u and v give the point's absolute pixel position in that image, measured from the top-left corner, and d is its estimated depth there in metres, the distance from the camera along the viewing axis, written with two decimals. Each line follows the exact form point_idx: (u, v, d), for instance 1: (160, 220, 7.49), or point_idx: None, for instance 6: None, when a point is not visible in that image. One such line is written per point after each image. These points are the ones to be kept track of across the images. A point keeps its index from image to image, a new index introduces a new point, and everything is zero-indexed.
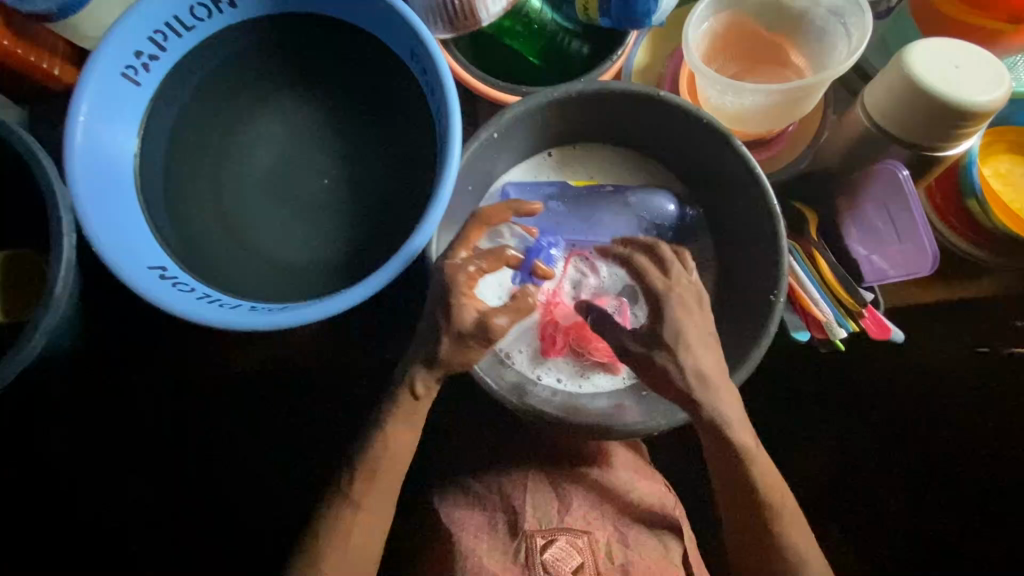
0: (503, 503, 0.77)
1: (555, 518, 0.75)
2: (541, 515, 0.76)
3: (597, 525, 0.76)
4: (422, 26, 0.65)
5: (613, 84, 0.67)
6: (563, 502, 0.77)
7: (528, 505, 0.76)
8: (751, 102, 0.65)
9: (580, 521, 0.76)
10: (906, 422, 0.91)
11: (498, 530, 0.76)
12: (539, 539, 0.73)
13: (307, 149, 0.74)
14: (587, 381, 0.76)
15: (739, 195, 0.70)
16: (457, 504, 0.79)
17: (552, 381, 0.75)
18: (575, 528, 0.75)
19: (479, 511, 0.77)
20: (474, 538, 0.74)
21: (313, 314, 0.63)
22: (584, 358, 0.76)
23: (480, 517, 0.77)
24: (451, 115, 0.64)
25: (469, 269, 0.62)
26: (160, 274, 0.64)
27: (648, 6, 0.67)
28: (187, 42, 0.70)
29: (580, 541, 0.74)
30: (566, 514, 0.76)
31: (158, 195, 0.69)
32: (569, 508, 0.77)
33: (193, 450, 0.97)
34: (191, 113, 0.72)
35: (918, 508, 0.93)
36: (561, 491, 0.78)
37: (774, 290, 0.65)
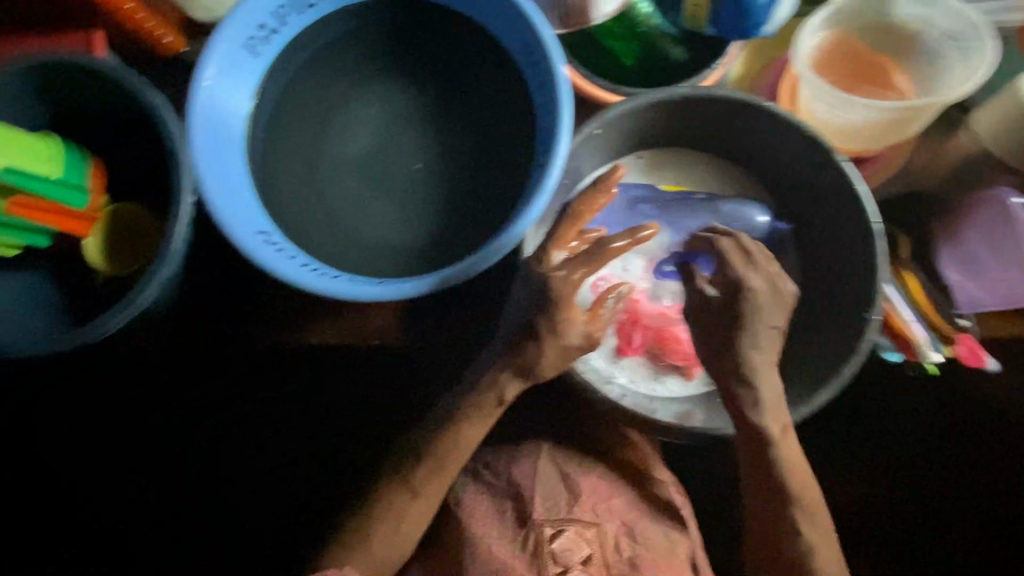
0: (510, 487, 0.72)
1: (564, 509, 0.70)
2: (550, 505, 0.70)
3: (607, 516, 0.71)
4: (538, 19, 0.67)
5: (720, 90, 0.68)
6: (573, 492, 0.71)
7: (537, 495, 0.70)
8: (862, 117, 0.66)
9: (589, 513, 0.70)
10: (986, 466, 0.86)
11: (506, 516, 0.70)
12: (547, 528, 0.68)
13: (404, 131, 0.75)
14: (660, 383, 0.75)
15: (837, 210, 0.69)
16: (471, 492, 0.73)
17: (625, 381, 0.75)
18: (584, 520, 0.69)
19: (489, 498, 0.72)
20: (483, 528, 0.69)
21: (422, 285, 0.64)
22: (659, 360, 0.75)
23: (489, 503, 0.72)
24: (562, 107, 0.65)
25: (572, 275, 0.60)
26: (265, 238, 0.66)
27: (763, 16, 0.68)
28: (306, 19, 0.73)
29: (590, 533, 0.68)
30: (575, 505, 0.70)
31: (263, 163, 0.72)
32: (578, 499, 0.71)
33: (188, 452, 0.87)
34: (299, 89, 0.74)
35: (990, 558, 0.88)
36: (572, 482, 0.72)
37: (869, 308, 0.64)
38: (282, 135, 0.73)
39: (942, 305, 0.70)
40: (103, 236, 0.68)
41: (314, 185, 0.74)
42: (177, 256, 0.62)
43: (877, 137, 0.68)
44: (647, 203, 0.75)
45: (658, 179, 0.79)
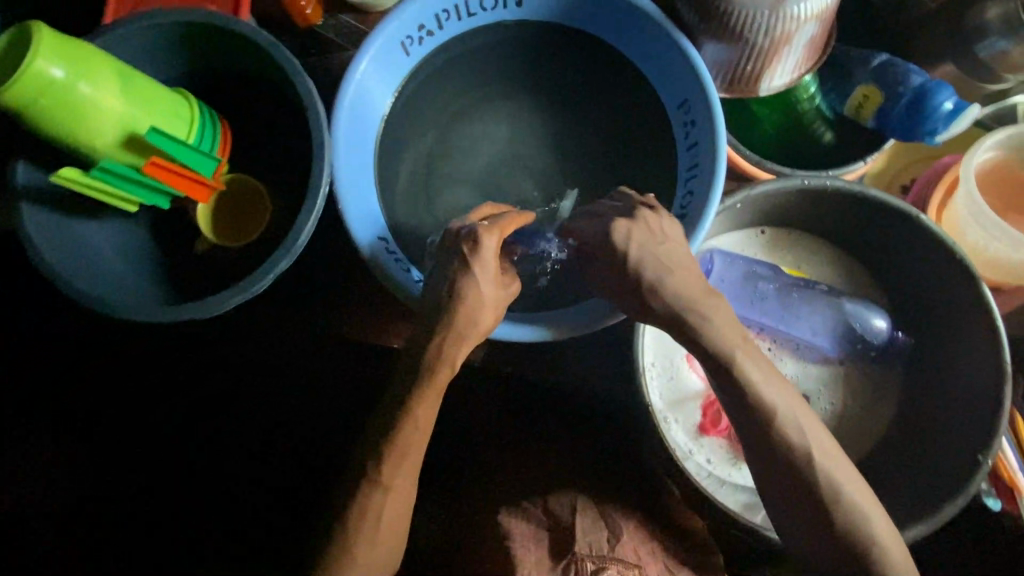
0: (548, 515, 0.63)
1: (606, 548, 0.59)
2: (592, 540, 0.60)
3: (647, 560, 0.61)
4: (708, 80, 0.64)
5: (870, 192, 0.65)
6: (614, 532, 0.61)
7: (578, 526, 0.61)
8: (1019, 256, 0.63)
9: (633, 555, 0.59)
10: None
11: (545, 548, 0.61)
12: (589, 564, 0.57)
13: (532, 160, 0.74)
14: (737, 470, 0.73)
15: (968, 339, 0.66)
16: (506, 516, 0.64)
17: (701, 460, 0.73)
18: (627, 560, 0.58)
19: (524, 521, 0.63)
20: (522, 549, 0.59)
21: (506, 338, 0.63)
22: (740, 448, 0.73)
23: (526, 527, 0.62)
24: (715, 177, 0.62)
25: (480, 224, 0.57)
26: (385, 246, 0.64)
27: (938, 125, 0.64)
28: (462, 26, 0.70)
29: (633, 575, 0.57)
30: (617, 546, 0.60)
31: (387, 163, 0.70)
32: (619, 540, 0.61)
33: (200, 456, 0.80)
34: (438, 96, 0.73)
35: None
36: (614, 523, 0.63)
37: (983, 451, 0.61)
38: (412, 140, 0.72)
39: None
40: (218, 205, 0.69)
41: (434, 195, 0.72)
42: (298, 251, 0.60)
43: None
44: (767, 283, 0.72)
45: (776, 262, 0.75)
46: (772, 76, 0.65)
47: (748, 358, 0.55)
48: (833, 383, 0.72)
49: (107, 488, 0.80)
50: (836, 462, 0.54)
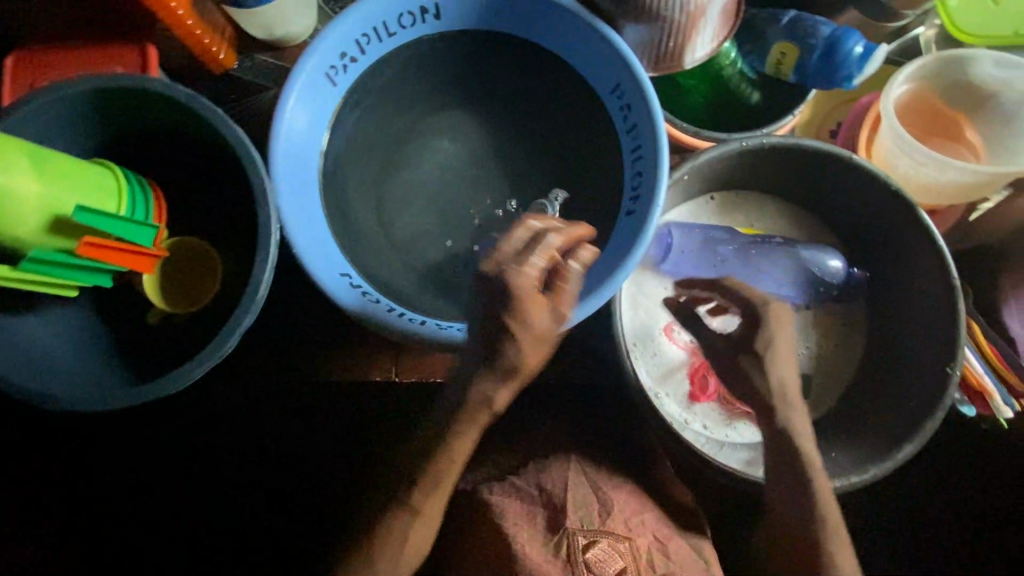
0: (543, 497, 0.68)
1: (598, 521, 0.66)
2: (583, 514, 0.66)
3: (638, 531, 0.67)
4: (635, 62, 0.65)
5: (805, 142, 0.68)
6: (605, 504, 0.68)
7: (570, 503, 0.67)
8: (950, 179, 0.67)
9: (622, 526, 0.66)
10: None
11: (538, 525, 0.66)
12: (581, 538, 0.64)
13: (480, 169, 0.74)
14: (732, 429, 0.75)
15: (916, 266, 0.70)
16: (496, 490, 0.70)
17: (698, 428, 0.74)
18: (617, 532, 0.65)
19: (517, 499, 0.68)
20: (513, 526, 0.65)
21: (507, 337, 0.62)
22: (732, 407, 0.75)
23: (520, 507, 0.68)
24: (659, 154, 0.64)
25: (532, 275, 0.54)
26: (350, 282, 0.63)
27: (851, 71, 0.68)
28: (385, 47, 0.69)
29: (623, 545, 0.64)
30: (609, 518, 0.67)
31: (335, 197, 0.69)
32: (610, 512, 0.67)
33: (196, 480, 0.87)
34: (374, 121, 0.72)
35: None
36: (603, 492, 0.69)
37: (950, 363, 0.65)
38: (356, 169, 0.71)
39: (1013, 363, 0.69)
40: (164, 272, 0.66)
41: (387, 220, 0.72)
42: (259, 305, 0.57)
43: (956, 195, 0.69)
44: (726, 245, 0.75)
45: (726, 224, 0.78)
46: (693, 48, 0.67)
47: (791, 408, 0.67)
48: (806, 330, 0.76)
49: (108, 486, 0.87)
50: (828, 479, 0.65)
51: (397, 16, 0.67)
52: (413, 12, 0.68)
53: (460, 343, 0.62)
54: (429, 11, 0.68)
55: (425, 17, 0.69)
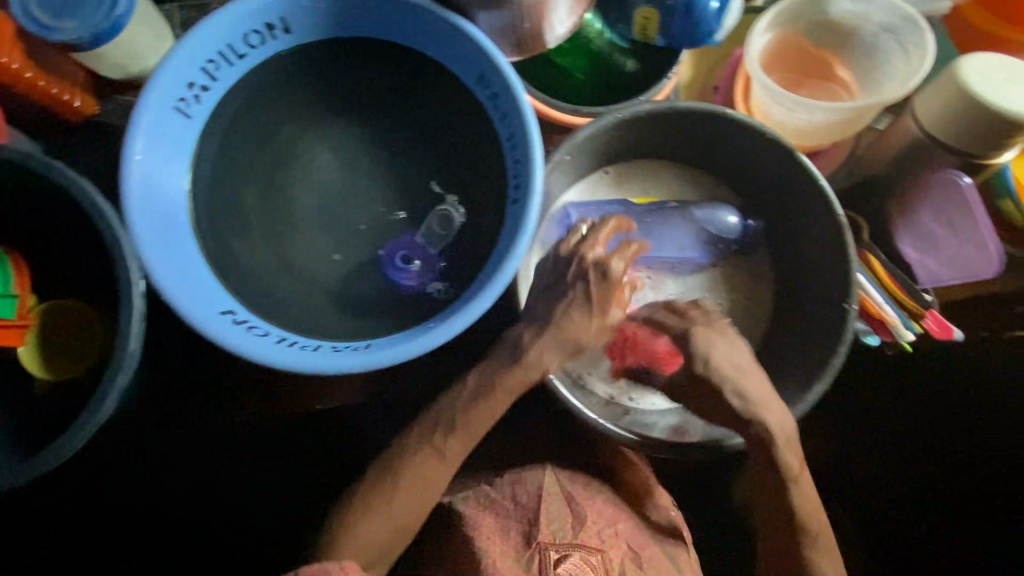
0: (519, 513, 0.73)
1: (570, 534, 0.71)
2: (557, 529, 0.71)
3: (610, 543, 0.72)
4: (494, 49, 0.63)
5: (679, 104, 0.68)
6: (579, 518, 0.73)
7: (543, 518, 0.72)
8: (819, 118, 0.68)
9: (593, 539, 0.71)
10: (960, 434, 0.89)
11: (511, 536, 0.71)
12: (552, 552, 0.69)
13: (364, 180, 0.73)
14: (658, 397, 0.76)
15: (806, 213, 0.71)
16: (473, 503, 0.76)
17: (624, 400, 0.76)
18: (589, 545, 0.70)
19: (493, 515, 0.74)
20: (487, 539, 0.71)
21: (393, 355, 0.60)
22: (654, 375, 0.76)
23: (493, 520, 0.73)
24: (531, 139, 0.63)
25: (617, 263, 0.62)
26: (233, 319, 0.60)
27: (712, 26, 0.68)
28: (238, 69, 0.66)
29: (593, 559, 0.69)
30: (581, 531, 0.71)
31: (213, 233, 0.66)
32: (582, 525, 0.72)
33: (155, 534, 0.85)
34: (243, 148, 0.68)
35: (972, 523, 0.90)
36: (576, 507, 0.74)
37: (847, 299, 0.66)
38: (233, 200, 0.68)
39: (907, 285, 0.72)
40: (44, 340, 0.64)
41: (277, 248, 0.70)
42: (133, 359, 0.57)
43: (831, 134, 0.71)
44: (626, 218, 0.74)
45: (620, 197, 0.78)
46: (553, 25, 0.66)
47: (765, 414, 0.62)
48: (715, 286, 0.77)
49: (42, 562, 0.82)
50: (804, 487, 0.66)
51: (242, 37, 0.64)
52: (258, 29, 0.64)
53: (350, 364, 0.60)
54: (276, 26, 0.65)
55: (273, 32, 0.65)
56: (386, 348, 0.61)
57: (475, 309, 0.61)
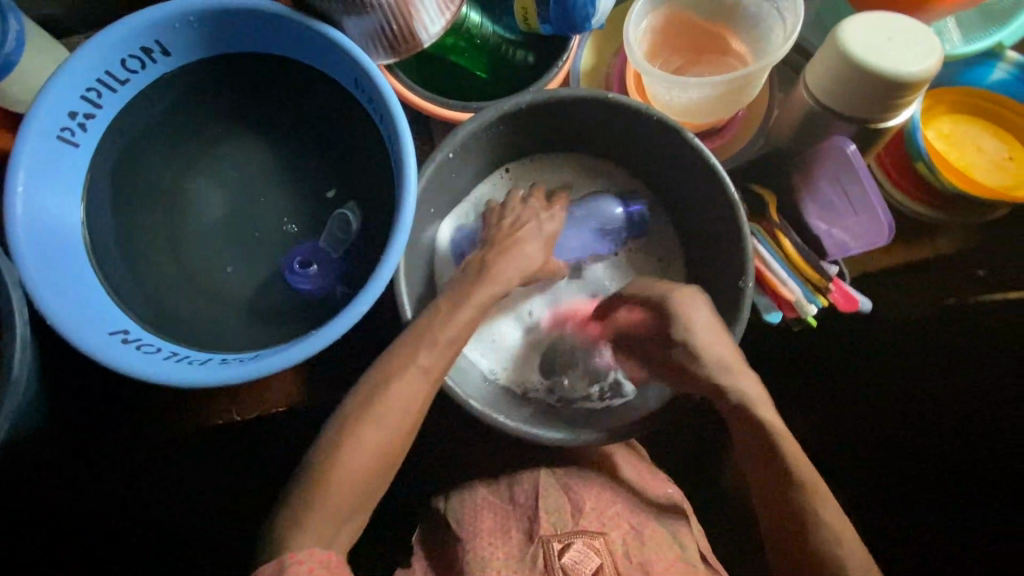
0: (519, 510, 0.75)
1: (570, 522, 0.73)
2: (557, 520, 0.73)
3: (612, 524, 0.74)
4: (363, 54, 0.63)
5: (562, 90, 0.67)
6: (576, 505, 0.75)
7: (543, 511, 0.74)
8: (699, 95, 0.66)
9: (595, 523, 0.73)
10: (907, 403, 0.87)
11: (513, 535, 0.73)
12: (556, 543, 0.70)
13: (263, 191, 0.74)
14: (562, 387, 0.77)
15: (704, 192, 0.70)
16: (469, 507, 0.77)
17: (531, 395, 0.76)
18: (591, 530, 0.72)
19: (491, 517, 0.75)
20: (490, 547, 0.72)
21: (278, 363, 0.62)
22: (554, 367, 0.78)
23: (494, 521, 0.75)
24: (403, 140, 0.62)
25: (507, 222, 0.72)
26: (122, 338, 0.62)
27: (587, 11, 0.68)
28: (122, 95, 0.67)
29: (597, 542, 0.71)
30: (581, 517, 0.73)
31: (112, 256, 0.68)
32: (582, 511, 0.74)
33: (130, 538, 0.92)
34: (139, 171, 0.70)
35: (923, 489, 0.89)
36: (574, 494, 0.75)
37: (742, 277, 0.66)
38: (133, 223, 0.70)
39: (813, 259, 0.71)
40: None
41: (181, 264, 0.72)
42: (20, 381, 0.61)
43: (720, 110, 0.69)
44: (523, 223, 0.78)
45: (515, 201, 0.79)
46: (423, 25, 0.66)
47: (708, 365, 0.67)
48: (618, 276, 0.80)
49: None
50: (774, 417, 0.67)
51: (119, 63, 0.65)
52: (136, 54, 0.65)
53: (235, 375, 0.61)
54: (153, 50, 0.66)
55: (151, 56, 0.66)
56: (269, 357, 0.62)
57: (353, 312, 0.62)
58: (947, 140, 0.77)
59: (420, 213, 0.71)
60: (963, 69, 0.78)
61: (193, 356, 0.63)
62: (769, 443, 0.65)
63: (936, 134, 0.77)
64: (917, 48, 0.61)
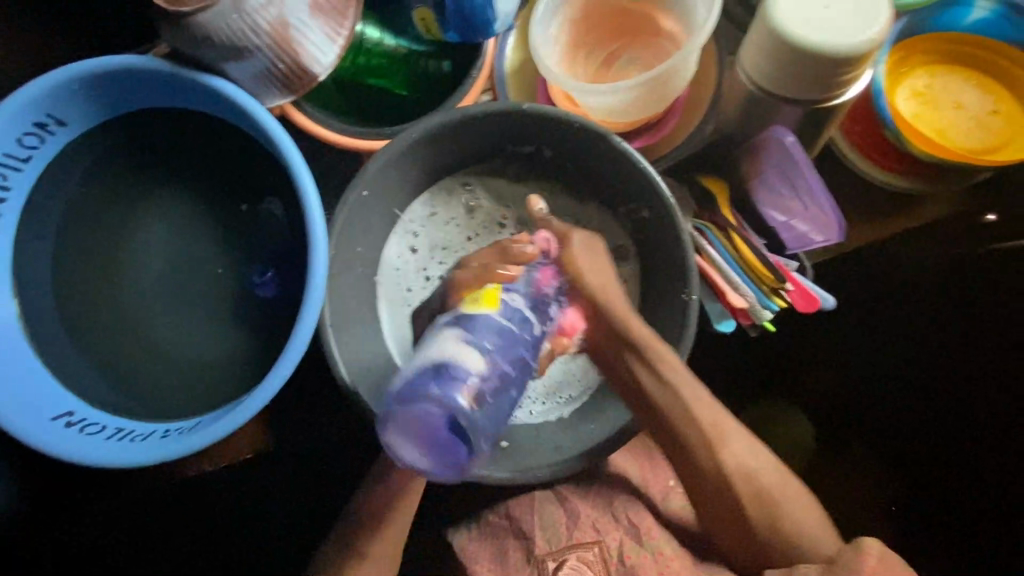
0: (513, 528, 0.68)
1: (565, 536, 0.66)
2: (550, 536, 0.67)
3: (608, 527, 0.66)
4: (254, 105, 0.61)
5: (472, 109, 0.63)
6: (572, 515, 0.67)
7: (536, 527, 0.67)
8: (614, 98, 0.61)
9: (589, 532, 0.66)
10: None
11: (512, 559, 0.67)
12: (550, 563, 0.65)
13: (192, 246, 0.73)
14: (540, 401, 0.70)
15: (635, 194, 0.66)
16: (470, 535, 0.70)
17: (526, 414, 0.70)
18: (584, 542, 0.66)
19: (493, 541, 0.68)
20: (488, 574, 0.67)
21: (208, 436, 0.60)
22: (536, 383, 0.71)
23: (492, 547, 0.68)
24: (306, 191, 0.60)
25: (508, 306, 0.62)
26: (66, 422, 0.63)
27: (489, 14, 0.62)
28: (30, 174, 0.65)
29: (591, 555, 0.65)
30: (576, 529, 0.66)
31: (53, 332, 0.68)
32: (577, 521, 0.67)
33: None
34: (65, 243, 0.69)
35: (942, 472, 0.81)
36: (569, 504, 0.68)
37: (686, 288, 0.62)
38: (68, 296, 0.70)
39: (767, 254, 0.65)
40: None
41: (122, 332, 0.71)
42: None
43: (648, 108, 0.63)
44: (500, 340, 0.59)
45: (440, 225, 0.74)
46: (314, 58, 0.61)
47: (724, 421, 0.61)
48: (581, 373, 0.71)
49: None
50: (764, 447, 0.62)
51: (15, 142, 0.62)
52: (30, 131, 0.63)
53: (175, 450, 0.61)
54: (47, 124, 0.63)
55: (48, 129, 0.64)
56: (204, 430, 0.61)
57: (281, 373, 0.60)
58: (921, 98, 0.69)
59: (346, 254, 0.67)
60: (940, 11, 0.68)
61: (138, 433, 0.64)
62: (729, 467, 0.60)
63: (910, 93, 0.68)
64: (859, 14, 0.53)
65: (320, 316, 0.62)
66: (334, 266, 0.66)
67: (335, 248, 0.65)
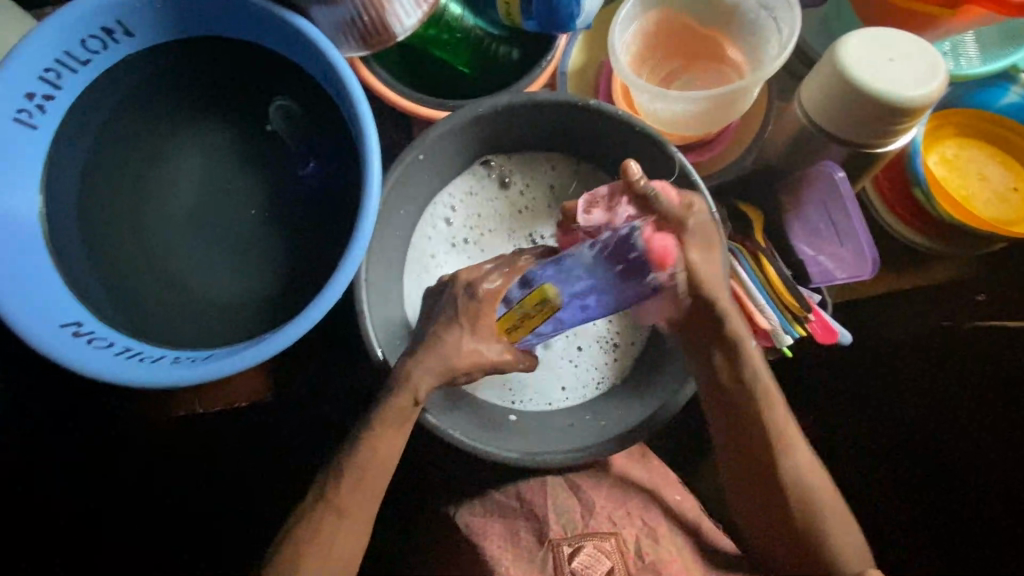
0: (526, 511, 0.68)
1: (580, 524, 0.66)
2: (566, 522, 0.66)
3: (624, 522, 0.67)
4: (332, 49, 0.61)
5: (540, 95, 0.65)
6: (586, 505, 0.67)
7: (551, 512, 0.67)
8: (682, 109, 0.64)
9: (606, 523, 0.66)
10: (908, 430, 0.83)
11: (522, 539, 0.66)
12: (565, 547, 0.64)
13: (229, 179, 0.70)
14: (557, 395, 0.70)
15: None
16: (475, 513, 0.70)
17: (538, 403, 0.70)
18: (601, 532, 0.65)
19: (501, 521, 0.68)
20: (499, 552, 0.65)
21: (224, 368, 0.59)
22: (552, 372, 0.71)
23: (501, 526, 0.68)
24: (368, 140, 0.60)
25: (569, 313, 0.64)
26: (73, 332, 0.61)
27: (573, 10, 0.63)
28: (84, 77, 0.64)
29: (608, 544, 0.64)
30: (592, 518, 0.66)
31: (71, 241, 0.66)
32: (592, 511, 0.67)
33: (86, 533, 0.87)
34: (106, 153, 0.68)
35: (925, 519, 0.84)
36: (583, 494, 0.68)
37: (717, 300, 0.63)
38: (94, 208, 0.67)
39: (792, 280, 0.68)
40: None
41: (143, 253, 0.68)
42: None
43: (706, 125, 0.66)
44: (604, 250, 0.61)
45: (490, 201, 0.74)
46: (398, 18, 0.63)
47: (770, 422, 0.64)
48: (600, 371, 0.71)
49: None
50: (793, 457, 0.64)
51: (79, 43, 0.61)
52: (96, 34, 0.62)
53: (187, 375, 0.59)
54: (115, 31, 0.63)
55: (113, 36, 0.63)
56: (221, 360, 0.59)
57: (305, 320, 0.59)
58: (949, 164, 0.73)
59: (389, 214, 0.67)
60: (974, 90, 0.73)
61: (147, 354, 0.62)
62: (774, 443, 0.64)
63: (940, 159, 0.73)
64: (919, 70, 0.57)
65: (357, 269, 0.62)
66: (380, 220, 0.66)
67: (383, 202, 0.65)
